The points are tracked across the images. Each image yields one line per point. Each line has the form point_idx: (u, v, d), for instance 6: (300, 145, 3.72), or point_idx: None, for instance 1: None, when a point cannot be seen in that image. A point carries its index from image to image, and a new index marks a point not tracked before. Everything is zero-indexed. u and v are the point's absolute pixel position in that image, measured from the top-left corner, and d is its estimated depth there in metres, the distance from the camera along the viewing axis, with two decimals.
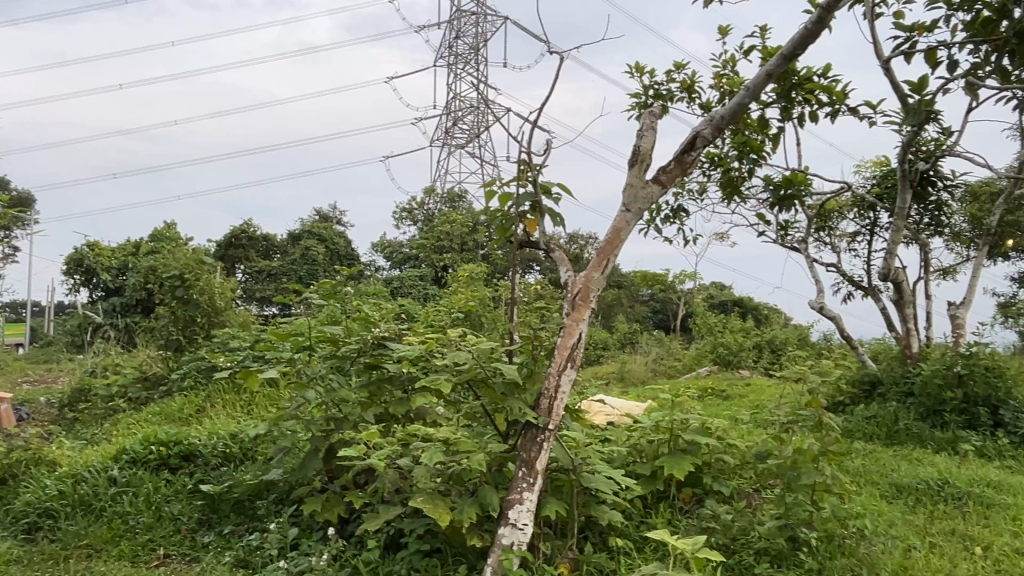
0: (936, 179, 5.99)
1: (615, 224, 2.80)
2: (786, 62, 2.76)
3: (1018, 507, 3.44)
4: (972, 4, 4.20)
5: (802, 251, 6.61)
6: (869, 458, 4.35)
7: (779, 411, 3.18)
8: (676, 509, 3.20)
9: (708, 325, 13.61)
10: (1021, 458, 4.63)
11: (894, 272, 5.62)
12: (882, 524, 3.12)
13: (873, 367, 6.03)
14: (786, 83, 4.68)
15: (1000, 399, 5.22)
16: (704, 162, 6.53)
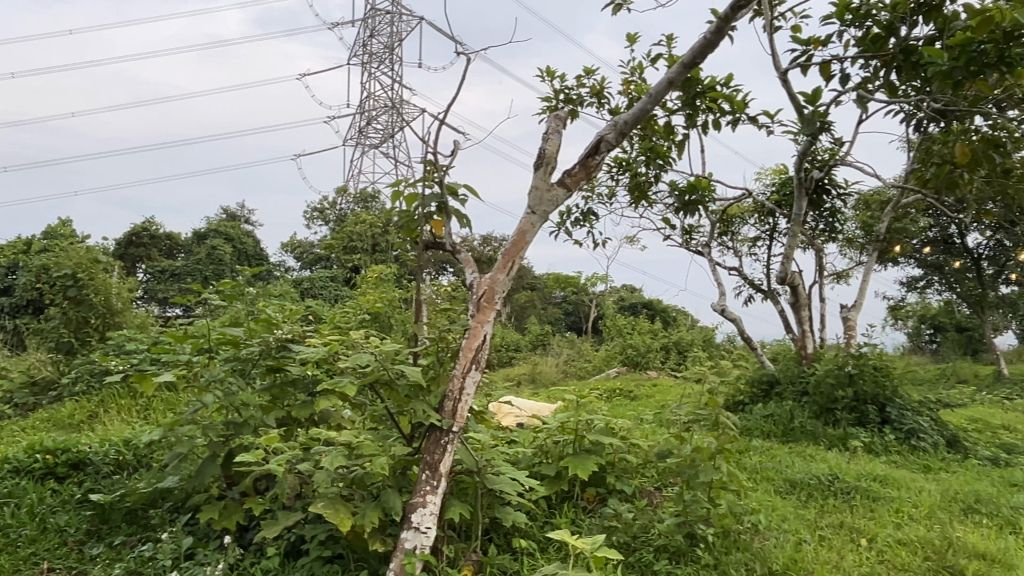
0: (830, 188, 6.26)
1: (520, 227, 2.80)
2: (688, 70, 2.81)
3: (901, 500, 3.62)
4: (863, 21, 4.39)
5: (705, 255, 6.80)
6: (766, 456, 4.51)
7: (679, 410, 3.25)
8: (580, 509, 3.23)
9: (618, 327, 13.86)
10: (904, 453, 4.89)
11: (791, 275, 5.84)
12: (775, 518, 3.24)
13: (771, 368, 6.26)
14: (691, 90, 4.80)
15: (886, 398, 5.50)
16: (613, 166, 6.64)
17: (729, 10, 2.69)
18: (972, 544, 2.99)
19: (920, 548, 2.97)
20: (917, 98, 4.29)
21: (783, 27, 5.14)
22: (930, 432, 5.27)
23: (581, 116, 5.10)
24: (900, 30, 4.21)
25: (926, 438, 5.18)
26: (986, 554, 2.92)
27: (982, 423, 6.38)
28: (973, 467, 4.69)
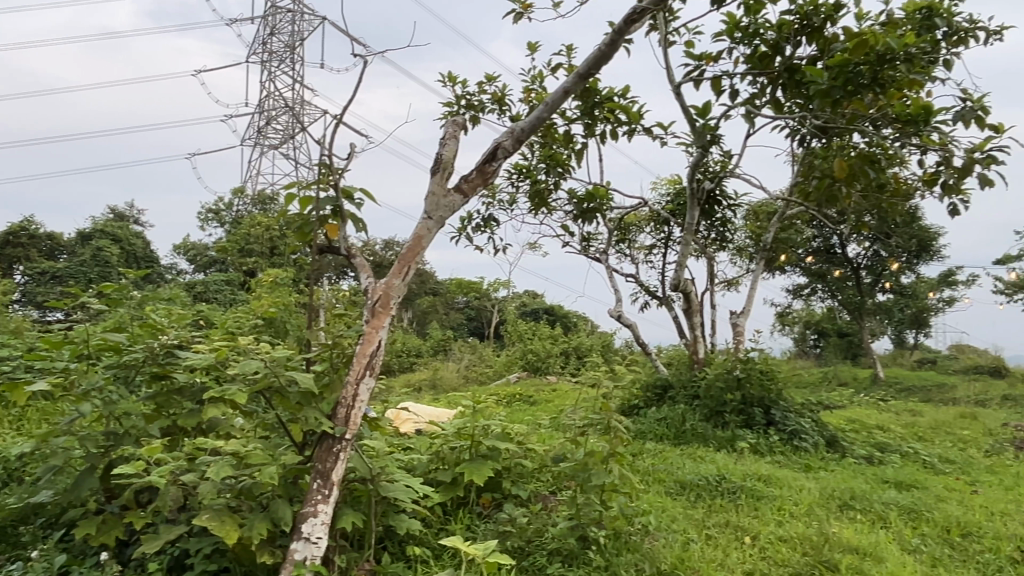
0: (721, 198, 6.50)
1: (416, 232, 2.78)
2: (583, 80, 2.85)
3: (782, 498, 3.79)
4: (752, 39, 4.56)
5: (602, 262, 6.93)
6: (658, 457, 4.63)
7: (575, 415, 3.29)
8: (476, 514, 3.23)
9: (519, 332, 13.96)
10: (787, 453, 5.11)
11: (684, 282, 6.01)
12: (665, 519, 3.33)
13: (665, 372, 6.44)
14: (589, 100, 4.88)
15: (771, 400, 5.75)
16: (513, 173, 6.68)
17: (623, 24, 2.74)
18: (846, 539, 3.16)
19: (799, 544, 3.11)
20: (801, 114, 4.50)
21: (677, 42, 5.29)
22: (811, 433, 5.53)
23: (482, 122, 5.11)
24: (785, 49, 4.40)
25: (807, 438, 5.43)
26: (859, 548, 3.09)
27: (858, 424, 6.75)
28: (850, 466, 4.95)
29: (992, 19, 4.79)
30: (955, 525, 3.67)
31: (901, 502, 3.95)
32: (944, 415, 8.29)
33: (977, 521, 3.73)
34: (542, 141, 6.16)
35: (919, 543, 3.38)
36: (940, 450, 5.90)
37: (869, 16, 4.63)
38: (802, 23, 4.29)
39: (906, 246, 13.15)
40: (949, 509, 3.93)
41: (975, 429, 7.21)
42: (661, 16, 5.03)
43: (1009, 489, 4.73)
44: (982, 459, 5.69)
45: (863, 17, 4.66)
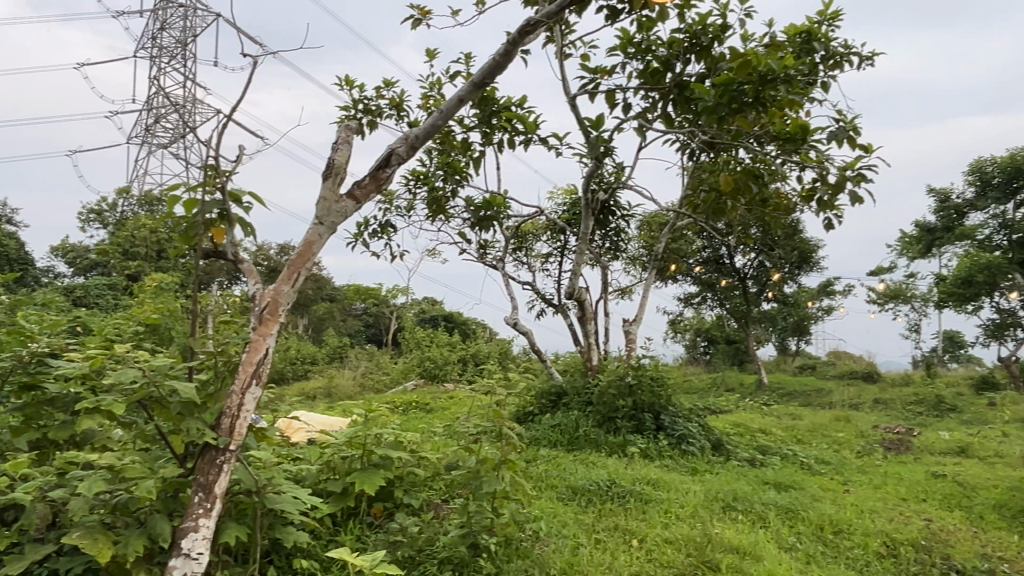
0: (615, 209, 6.66)
1: (307, 238, 2.73)
2: (478, 89, 2.86)
3: (669, 501, 3.91)
4: (644, 54, 4.69)
5: (499, 269, 6.97)
6: (551, 464, 4.69)
7: (468, 422, 3.29)
8: (366, 525, 3.19)
9: (417, 339, 13.85)
10: (675, 457, 5.28)
11: (578, 290, 6.11)
12: (556, 524, 3.37)
13: (559, 379, 6.53)
14: (486, 108, 4.90)
15: (661, 406, 5.93)
16: (411, 179, 6.64)
17: (519, 36, 2.77)
18: (728, 539, 3.28)
19: (683, 545, 3.21)
20: (690, 129, 4.66)
21: (573, 55, 5.39)
22: (697, 437, 5.72)
23: (379, 127, 5.04)
24: (675, 65, 4.54)
25: (694, 443, 5.61)
26: (739, 547, 3.22)
27: (742, 428, 7.03)
28: (733, 468, 5.14)
29: (865, 45, 5.10)
30: (829, 523, 3.87)
31: (779, 502, 4.14)
32: (821, 418, 8.73)
33: (848, 519, 3.94)
34: (440, 148, 6.15)
35: (795, 540, 3.55)
36: (816, 452, 6.21)
37: (753, 37, 4.84)
38: (691, 42, 4.44)
39: (788, 257, 13.81)
40: (823, 508, 4.14)
41: (849, 432, 7.62)
42: (558, 29, 5.11)
43: (878, 488, 5.03)
44: (854, 460, 6.03)
45: (748, 37, 4.87)
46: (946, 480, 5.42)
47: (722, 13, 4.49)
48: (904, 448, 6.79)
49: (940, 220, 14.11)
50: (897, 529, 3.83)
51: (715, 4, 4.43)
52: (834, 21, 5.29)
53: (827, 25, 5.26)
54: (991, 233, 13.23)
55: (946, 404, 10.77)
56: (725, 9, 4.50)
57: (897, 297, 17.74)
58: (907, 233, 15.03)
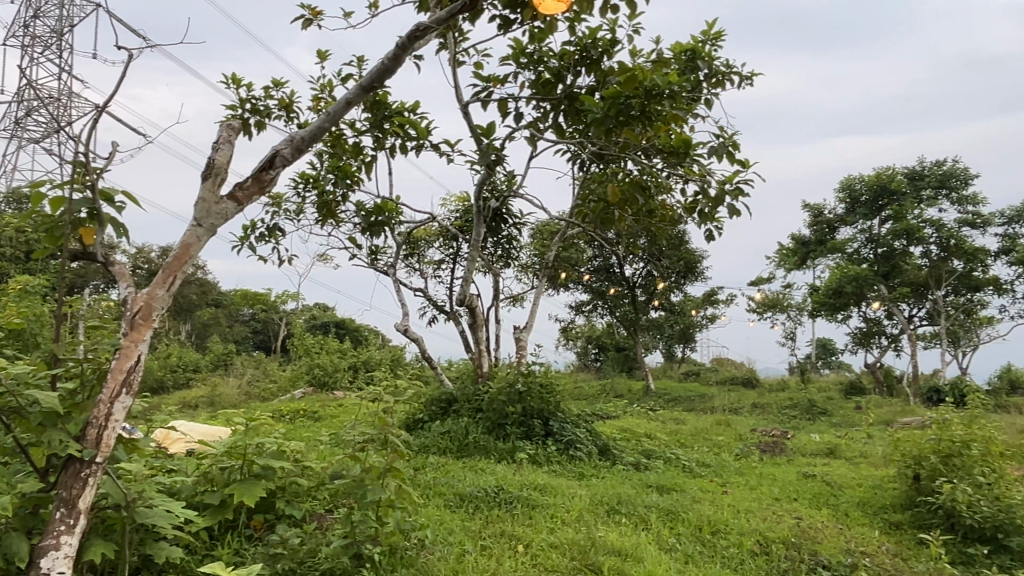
0: (507, 216, 6.71)
1: (184, 240, 2.61)
2: (366, 92, 2.81)
3: (556, 506, 3.96)
4: (537, 65, 4.74)
5: (390, 275, 6.90)
6: (440, 471, 4.67)
7: (353, 430, 3.22)
8: (245, 538, 3.09)
9: (306, 346, 13.50)
10: (563, 462, 5.36)
11: (470, 297, 6.10)
12: (441, 532, 3.36)
13: (449, 386, 6.52)
14: (378, 113, 4.82)
15: (549, 412, 6.02)
16: (300, 182, 6.49)
17: (407, 42, 2.74)
18: (611, 542, 3.36)
19: (567, 549, 3.26)
20: (580, 140, 4.74)
21: (466, 63, 5.40)
22: (585, 442, 5.83)
23: (266, 127, 4.89)
24: (566, 78, 4.60)
25: (582, 448, 5.72)
26: (621, 549, 3.30)
27: (629, 433, 7.20)
28: (619, 472, 5.27)
29: (745, 66, 5.33)
30: (707, 523, 4.02)
31: (661, 505, 4.25)
32: (703, 422, 9.06)
33: (725, 519, 4.10)
34: (331, 152, 6.04)
35: (675, 541, 3.66)
36: (697, 455, 6.43)
37: (641, 53, 4.98)
38: (582, 55, 4.50)
39: (675, 267, 14.28)
40: (702, 509, 4.28)
41: (728, 435, 7.95)
42: (451, 37, 5.10)
43: (754, 488, 5.27)
44: (733, 462, 6.28)
45: (636, 53, 5.00)
46: (816, 479, 5.72)
47: (612, 28, 4.58)
48: (778, 450, 7.12)
49: (813, 234, 14.90)
50: (770, 528, 4.01)
51: (604, 20, 4.51)
52: (717, 41, 5.51)
53: (710, 45, 5.48)
54: (859, 246, 14.06)
55: (817, 408, 11.38)
56: (614, 25, 4.59)
57: (775, 307, 18.62)
58: (784, 245, 15.80)
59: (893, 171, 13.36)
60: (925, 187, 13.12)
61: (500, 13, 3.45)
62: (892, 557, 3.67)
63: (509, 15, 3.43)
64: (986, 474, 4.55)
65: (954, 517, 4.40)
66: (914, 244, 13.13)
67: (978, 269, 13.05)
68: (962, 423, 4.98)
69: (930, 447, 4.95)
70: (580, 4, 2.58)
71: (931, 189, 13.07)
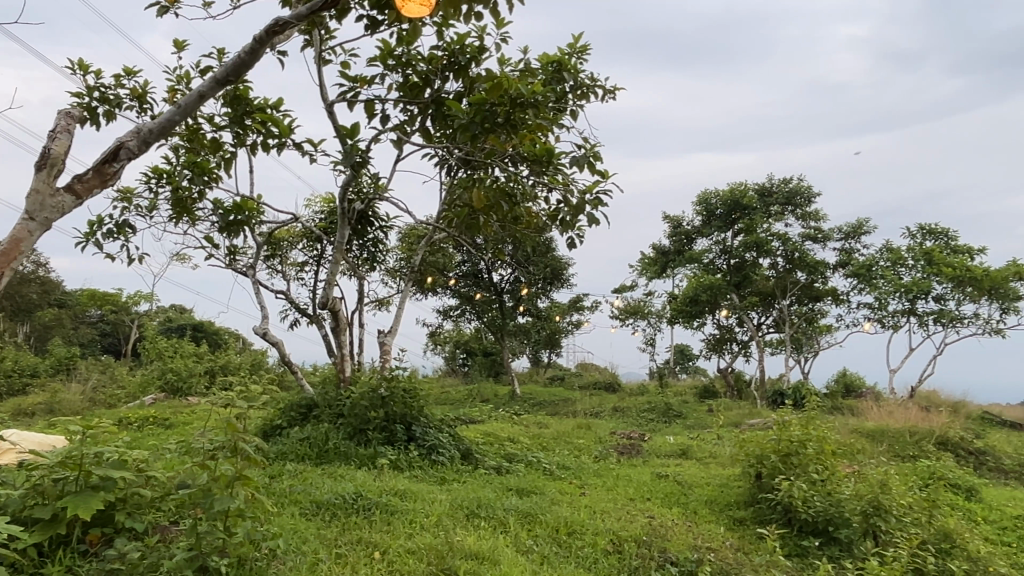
0: (373, 219, 6.63)
1: (13, 235, 2.39)
2: (220, 86, 2.72)
3: (415, 511, 3.94)
4: (405, 67, 4.66)
5: (249, 276, 6.66)
6: (297, 479, 4.54)
7: (203, 437, 3.05)
8: (79, 554, 2.88)
9: (158, 349, 12.78)
10: (425, 467, 5.34)
11: (333, 300, 5.96)
12: (295, 541, 3.27)
13: (310, 392, 6.35)
14: (238, 108, 4.43)
15: (412, 417, 5.99)
16: (152, 177, 6.15)
17: (266, 36, 2.65)
18: (468, 546, 3.37)
19: (424, 554, 3.25)
20: (447, 145, 4.68)
21: (333, 62, 5.28)
22: (447, 447, 5.84)
23: (116, 118, 4.57)
24: (434, 82, 4.50)
25: (444, 453, 5.72)
26: (477, 553, 3.32)
27: (492, 437, 7.26)
28: (479, 476, 5.30)
29: (608, 80, 5.49)
30: (563, 525, 4.11)
31: (520, 508, 4.32)
32: (565, 425, 9.27)
33: (581, 520, 4.21)
34: (187, 146, 5.77)
35: (531, 543, 3.72)
36: (557, 458, 6.57)
37: (509, 61, 5.04)
38: (450, 60, 4.41)
39: (541, 274, 14.55)
40: (559, 511, 4.37)
41: (588, 438, 8.17)
42: (317, 34, 4.97)
43: (610, 489, 5.44)
44: (591, 464, 6.45)
45: (504, 62, 5.04)
46: (668, 480, 5.96)
47: (479, 36, 4.56)
48: (634, 452, 7.38)
49: (673, 244, 15.55)
50: (623, 527, 4.15)
51: (473, 27, 4.49)
52: (583, 54, 5.66)
53: (576, 58, 5.62)
54: (713, 257, 14.75)
55: (673, 410, 11.89)
56: (482, 32, 4.59)
57: (636, 314, 19.31)
58: (645, 255, 16.40)
59: (745, 187, 14.14)
60: (773, 203, 13.97)
61: (367, 13, 3.37)
62: (734, 552, 3.88)
63: (376, 15, 3.36)
64: (819, 471, 4.89)
65: (790, 512, 4.70)
66: (763, 256, 13.93)
67: (819, 280, 14.02)
68: (800, 423, 5.34)
69: (771, 447, 5.28)
70: (444, 8, 2.59)
71: (779, 205, 13.95)
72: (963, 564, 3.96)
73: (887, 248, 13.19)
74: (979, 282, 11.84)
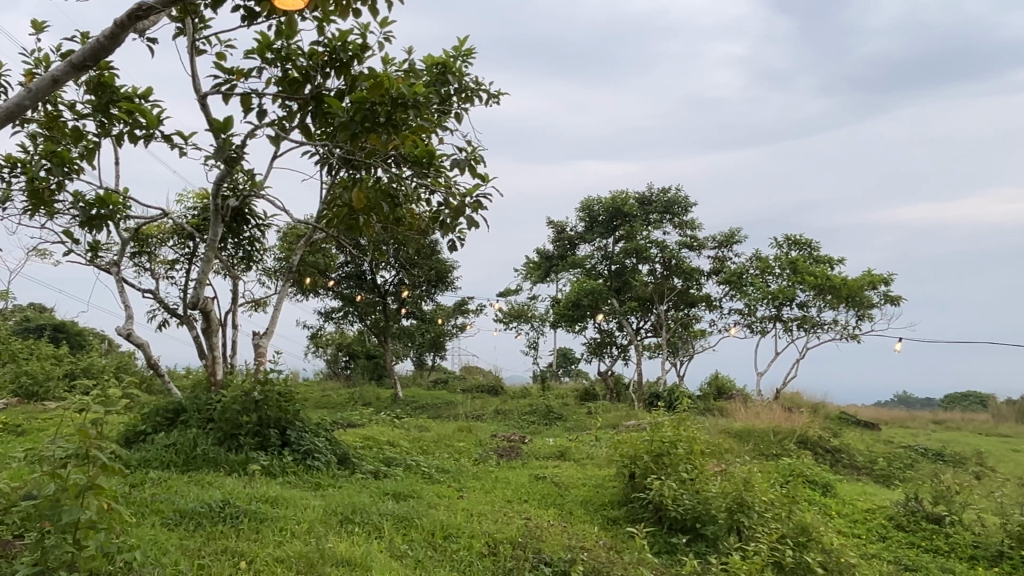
0: (249, 217, 6.40)
1: None
2: (76, 70, 2.55)
3: (286, 519, 3.83)
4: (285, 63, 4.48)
5: (112, 274, 6.29)
6: (160, 487, 4.32)
7: (53, 445, 2.82)
8: None
9: (11, 350, 11.91)
10: (299, 473, 5.20)
11: (204, 300, 5.70)
12: (154, 552, 3.11)
13: (179, 396, 6.08)
14: (102, 96, 4.12)
15: (287, 422, 5.82)
16: (5, 166, 5.72)
17: (127, 20, 2.50)
18: (339, 552, 3.32)
19: (294, 563, 3.17)
20: (328, 144, 4.52)
21: (208, 52, 5.05)
22: (323, 452, 5.72)
23: None
24: (314, 79, 4.34)
25: (320, 457, 5.60)
26: (350, 560, 3.27)
27: (370, 441, 7.14)
28: (356, 481, 5.21)
29: (493, 84, 5.49)
30: (439, 528, 4.10)
31: (396, 512, 4.26)
32: (445, 429, 9.24)
33: (457, 523, 4.20)
34: (45, 135, 5.39)
35: (407, 548, 3.69)
36: (437, 461, 6.54)
37: (393, 61, 4.96)
38: (331, 56, 4.26)
39: (425, 276, 14.48)
40: (436, 514, 4.35)
41: (468, 441, 8.17)
42: (191, 22, 4.74)
43: (487, 492, 5.46)
44: (470, 467, 6.45)
45: (388, 61, 4.96)
46: (546, 481, 6.05)
47: (360, 34, 4.45)
48: (513, 454, 7.45)
49: (556, 249, 15.81)
50: (499, 530, 4.18)
51: (356, 24, 4.37)
52: (468, 58, 5.66)
53: (461, 61, 5.61)
54: (595, 263, 15.06)
55: (553, 413, 12.04)
56: (365, 30, 4.47)
57: (520, 317, 19.51)
58: (530, 260, 16.57)
59: (626, 196, 14.52)
60: (653, 212, 14.48)
61: (244, 4, 3.23)
62: (606, 550, 3.97)
63: (253, 6, 3.24)
64: (689, 470, 5.07)
65: (660, 512, 4.85)
66: (643, 262, 14.37)
67: (694, 287, 14.64)
68: (671, 425, 5.54)
69: (643, 448, 5.46)
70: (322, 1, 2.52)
71: (658, 214, 14.46)
72: (818, 556, 4.19)
73: (756, 257, 13.87)
74: (838, 290, 12.60)
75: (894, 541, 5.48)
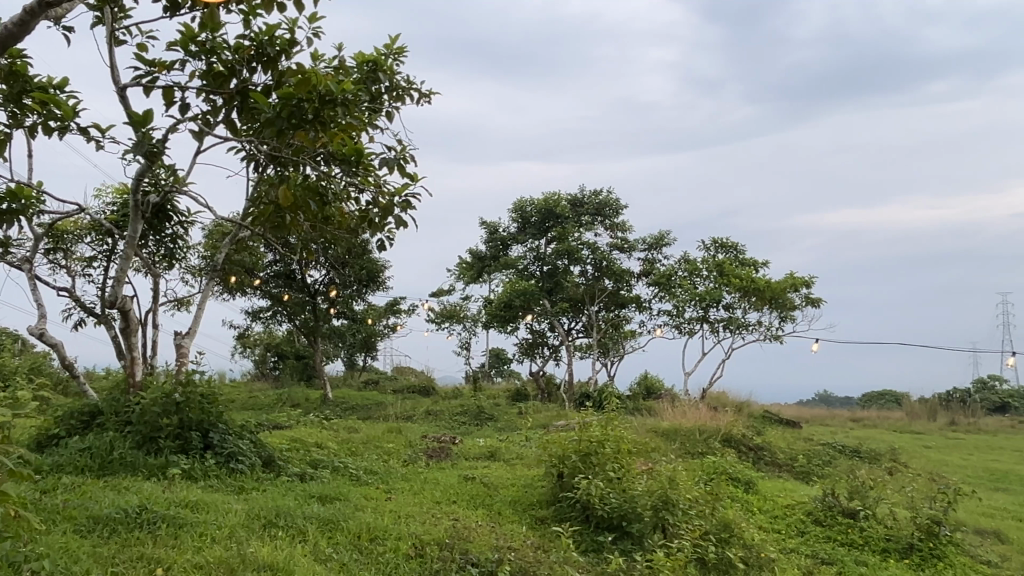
0: (172, 213, 6.23)
1: None
2: None
3: (205, 524, 3.73)
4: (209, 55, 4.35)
5: (25, 271, 6.03)
6: (73, 493, 4.15)
7: None
8: None
9: None
10: (221, 476, 5.08)
11: (124, 299, 5.51)
12: (65, 561, 3.00)
13: (95, 399, 5.87)
14: (14, 85, 3.92)
15: (210, 424, 5.67)
16: None
17: (39, 7, 2.40)
18: (261, 557, 3.25)
19: (214, 568, 3.09)
20: (253, 141, 4.39)
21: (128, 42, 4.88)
22: (247, 454, 5.59)
23: None
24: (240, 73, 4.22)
25: (243, 460, 5.48)
26: (272, 564, 3.21)
27: (298, 443, 7.01)
28: (280, 484, 5.12)
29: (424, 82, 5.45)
30: (365, 531, 4.05)
31: (321, 515, 4.20)
32: (375, 430, 9.13)
33: (384, 525, 4.16)
34: None
35: (331, 551, 3.64)
36: (365, 463, 6.47)
37: (323, 58, 4.89)
38: (257, 50, 4.15)
39: (356, 276, 14.31)
40: (363, 517, 4.30)
41: (398, 442, 8.10)
42: (110, 11, 4.57)
43: (416, 493, 5.43)
44: (398, 469, 6.39)
45: (317, 57, 4.88)
46: (476, 481, 6.05)
47: (288, 29, 4.37)
48: (443, 455, 7.43)
49: (489, 250, 15.82)
50: (427, 531, 4.16)
51: (283, 18, 4.28)
52: (399, 56, 5.62)
53: (392, 59, 5.57)
54: (528, 263, 15.12)
55: (484, 414, 12.05)
56: (294, 25, 4.38)
57: (452, 317, 19.46)
58: (462, 260, 16.51)
59: (558, 197, 14.64)
60: (584, 213, 14.66)
61: None
62: (533, 550, 3.99)
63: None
64: (616, 469, 5.15)
65: (587, 510, 4.90)
66: (574, 264, 14.50)
67: (624, 288, 14.86)
68: (600, 425, 5.61)
69: (571, 448, 5.50)
70: None
71: (589, 215, 14.64)
72: (739, 552, 4.30)
73: (685, 260, 14.15)
74: (762, 292, 12.95)
75: (812, 536, 5.66)
